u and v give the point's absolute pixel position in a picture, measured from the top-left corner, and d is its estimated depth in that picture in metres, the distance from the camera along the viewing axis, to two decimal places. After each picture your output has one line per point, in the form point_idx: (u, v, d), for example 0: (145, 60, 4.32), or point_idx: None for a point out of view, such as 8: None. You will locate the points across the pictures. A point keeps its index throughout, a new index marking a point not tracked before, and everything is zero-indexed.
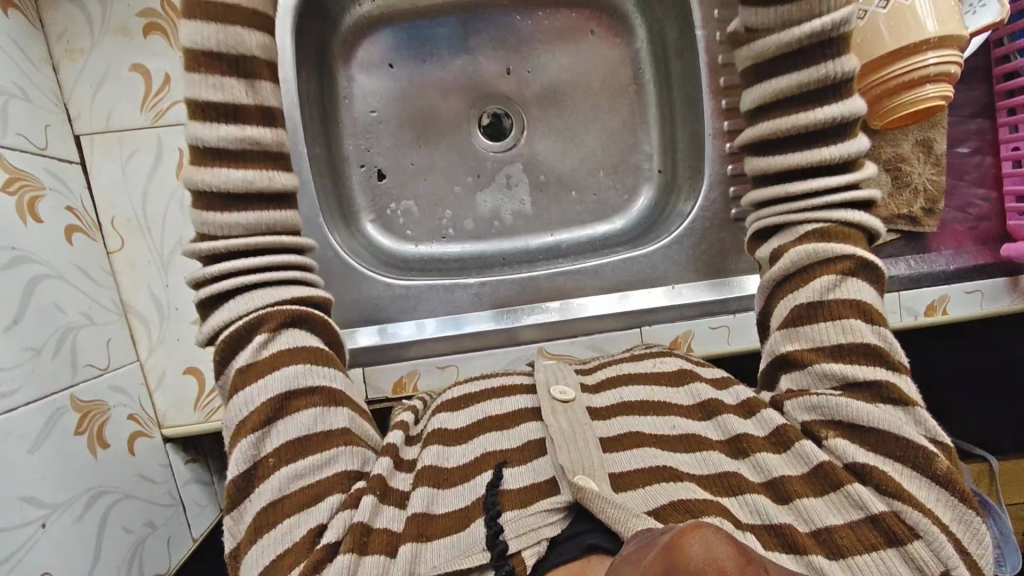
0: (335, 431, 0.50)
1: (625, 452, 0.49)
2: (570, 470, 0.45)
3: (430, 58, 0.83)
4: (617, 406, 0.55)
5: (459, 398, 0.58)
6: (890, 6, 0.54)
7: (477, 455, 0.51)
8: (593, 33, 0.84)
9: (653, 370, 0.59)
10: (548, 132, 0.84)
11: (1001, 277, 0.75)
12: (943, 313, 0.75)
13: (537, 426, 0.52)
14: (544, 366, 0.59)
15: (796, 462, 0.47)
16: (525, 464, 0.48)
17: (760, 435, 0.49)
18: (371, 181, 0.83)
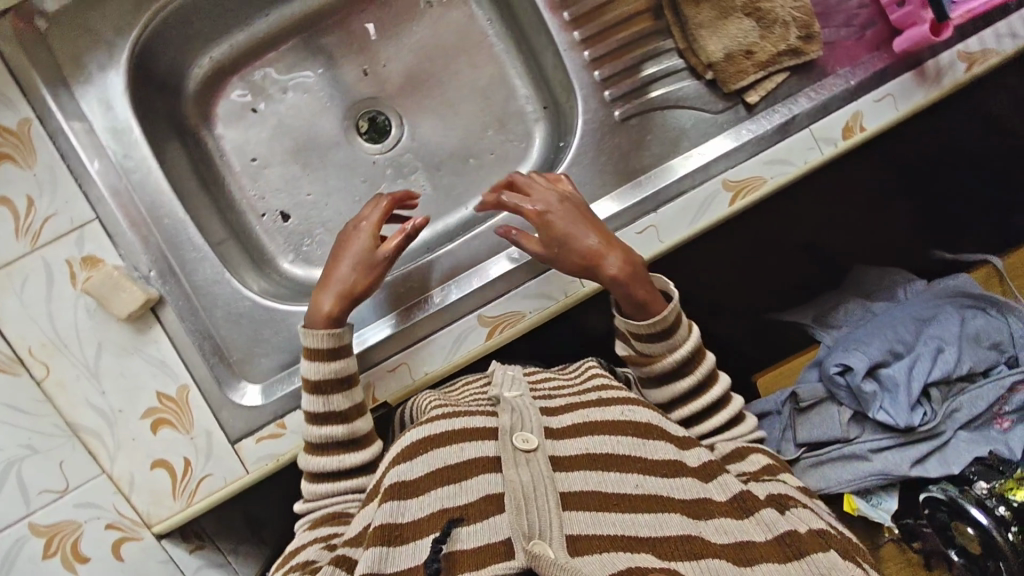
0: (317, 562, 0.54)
1: (587, 510, 0.52)
2: (526, 535, 0.47)
3: (288, 88, 0.82)
4: (578, 458, 0.57)
5: (415, 445, 0.58)
6: None
7: (432, 510, 0.52)
8: (431, 3, 0.83)
9: (619, 419, 0.62)
10: (426, 115, 0.84)
11: (906, 73, 0.72)
12: (862, 130, 0.71)
13: (496, 479, 0.55)
14: (507, 404, 0.60)
15: (755, 531, 0.53)
16: (479, 522, 0.50)
17: (720, 501, 0.56)
18: (277, 225, 0.82)
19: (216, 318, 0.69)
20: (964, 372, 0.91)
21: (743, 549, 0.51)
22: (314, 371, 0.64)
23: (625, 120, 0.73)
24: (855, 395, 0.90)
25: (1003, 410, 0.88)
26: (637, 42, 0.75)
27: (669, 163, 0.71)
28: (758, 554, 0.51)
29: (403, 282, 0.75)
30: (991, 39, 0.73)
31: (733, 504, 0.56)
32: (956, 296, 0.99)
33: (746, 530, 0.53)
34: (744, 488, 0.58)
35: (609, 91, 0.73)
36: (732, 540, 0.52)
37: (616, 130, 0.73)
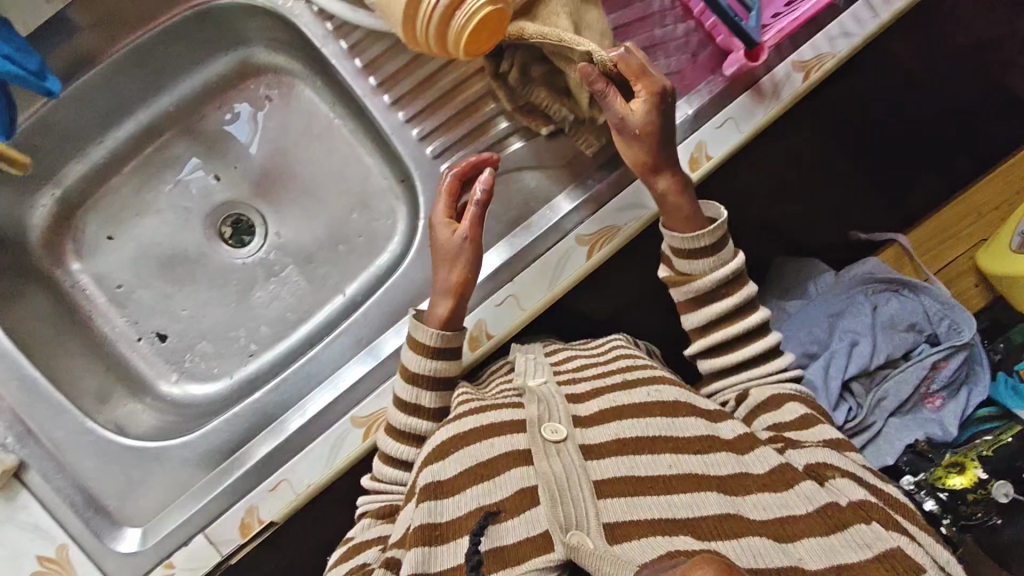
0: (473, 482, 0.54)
1: (622, 496, 0.49)
2: (563, 526, 0.46)
3: (142, 209, 0.81)
4: (613, 443, 0.55)
5: (445, 444, 0.58)
6: None
7: (470, 508, 0.51)
8: (269, 97, 0.81)
9: (646, 400, 0.59)
10: (287, 208, 0.83)
11: (743, 93, 0.71)
12: (708, 160, 0.71)
13: (524, 471, 0.52)
14: (535, 396, 0.59)
15: (794, 504, 0.50)
16: (517, 515, 0.49)
17: (757, 475, 0.53)
18: (156, 347, 0.80)
19: (86, 469, 0.68)
20: (882, 361, 0.94)
21: (787, 525, 0.48)
22: (430, 366, 0.63)
23: (466, 194, 0.72)
24: None
25: (932, 389, 0.94)
26: (472, 109, 0.72)
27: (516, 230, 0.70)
28: (804, 527, 0.48)
29: (282, 389, 0.73)
30: (824, 43, 0.70)
31: (774, 475, 0.53)
32: (869, 281, 0.98)
33: (788, 503, 0.50)
34: (816, 456, 0.55)
35: (444, 164, 0.72)
36: (772, 515, 0.49)
37: (460, 204, 0.71)
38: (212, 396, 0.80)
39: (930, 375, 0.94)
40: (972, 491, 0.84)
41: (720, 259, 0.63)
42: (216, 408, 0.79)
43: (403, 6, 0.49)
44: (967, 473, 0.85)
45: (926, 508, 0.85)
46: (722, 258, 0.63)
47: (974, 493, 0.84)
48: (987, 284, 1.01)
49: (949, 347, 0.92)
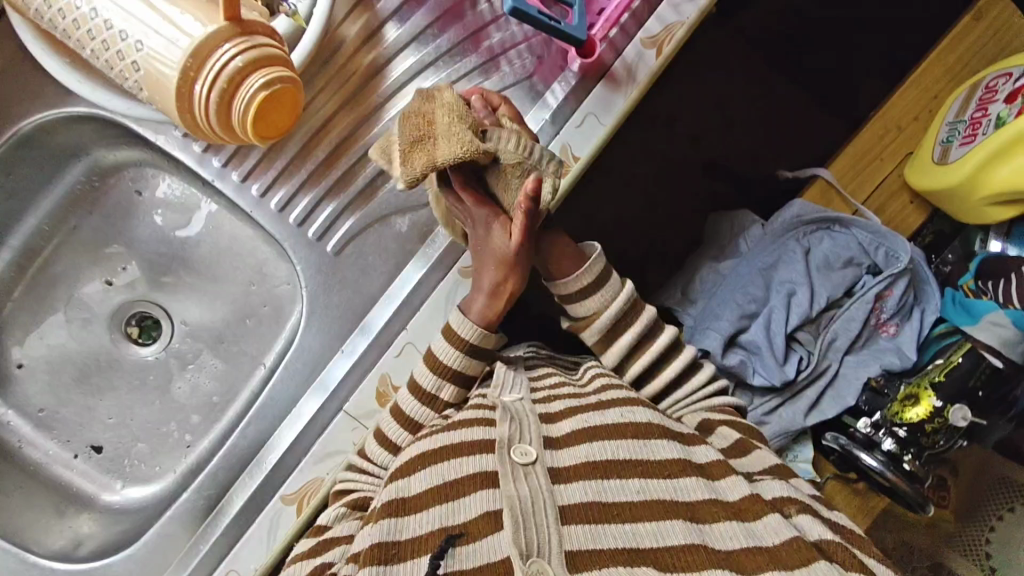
0: (429, 497, 0.51)
1: (586, 524, 0.47)
2: (523, 555, 0.45)
3: (44, 329, 0.80)
4: (582, 467, 0.52)
5: (412, 461, 0.55)
6: (142, 65, 0.47)
7: (431, 529, 0.49)
8: (139, 191, 0.80)
9: (618, 421, 0.55)
10: (187, 294, 0.82)
11: (597, 84, 0.67)
12: (576, 160, 0.67)
13: (493, 496, 0.49)
14: (507, 413, 0.56)
15: (762, 535, 0.48)
16: (479, 540, 0.47)
17: (728, 502, 0.51)
18: (92, 460, 0.81)
19: None
20: (824, 305, 0.91)
21: (755, 557, 0.47)
22: (456, 360, 0.61)
23: (340, 252, 0.72)
24: (745, 338, 0.90)
25: (883, 318, 0.91)
26: (332, 160, 0.71)
27: (399, 276, 0.70)
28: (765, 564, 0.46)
29: (212, 482, 0.73)
30: (669, 12, 0.66)
31: (742, 504, 0.51)
32: (798, 226, 0.93)
33: (755, 533, 0.49)
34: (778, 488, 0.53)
35: (310, 230, 0.71)
36: (740, 547, 0.48)
37: (335, 265, 0.72)
38: (157, 495, 0.80)
39: (877, 306, 0.91)
40: (930, 421, 0.82)
41: (611, 289, 0.63)
42: (162, 508, 0.78)
43: (176, 100, 0.47)
44: (923, 403, 0.83)
45: (885, 449, 0.84)
46: (611, 290, 0.63)
47: (931, 423, 0.82)
48: (922, 199, 0.97)
49: (890, 276, 0.89)
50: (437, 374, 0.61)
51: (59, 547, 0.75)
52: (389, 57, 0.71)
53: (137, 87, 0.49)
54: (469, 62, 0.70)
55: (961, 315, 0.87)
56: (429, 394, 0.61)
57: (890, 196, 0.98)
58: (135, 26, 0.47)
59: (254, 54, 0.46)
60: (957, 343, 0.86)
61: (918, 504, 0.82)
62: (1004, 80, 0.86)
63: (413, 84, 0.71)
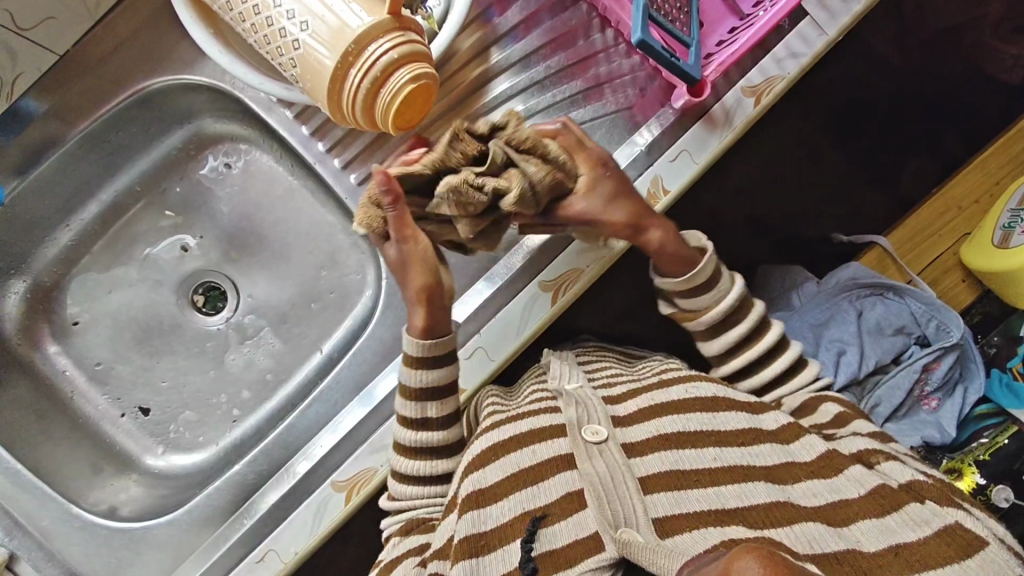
0: (509, 479, 0.53)
1: (667, 491, 0.48)
2: (612, 524, 0.44)
3: (115, 285, 0.82)
4: (656, 440, 0.53)
5: (486, 451, 0.57)
6: (301, 44, 0.50)
7: (514, 513, 0.50)
8: (229, 166, 0.82)
9: (686, 397, 0.58)
10: (257, 270, 0.83)
11: (695, 123, 0.70)
12: (665, 195, 0.69)
13: (571, 476, 0.51)
14: (572, 399, 0.57)
15: (846, 489, 0.49)
16: (567, 518, 0.47)
17: (805, 463, 0.53)
18: (139, 421, 0.81)
19: (74, 555, 0.69)
20: (873, 367, 0.91)
21: (841, 509, 0.47)
22: (418, 378, 0.61)
23: None
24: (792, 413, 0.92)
25: (927, 391, 0.91)
26: None
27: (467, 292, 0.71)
28: (857, 510, 0.47)
29: (263, 457, 0.73)
30: (773, 65, 0.69)
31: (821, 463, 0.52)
32: (852, 287, 0.95)
33: (839, 488, 0.50)
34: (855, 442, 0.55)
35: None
36: (824, 501, 0.48)
37: None
38: (199, 465, 0.80)
39: (924, 377, 0.91)
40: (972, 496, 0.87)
41: (720, 291, 0.64)
42: (203, 478, 0.78)
43: (329, 83, 0.50)
44: (966, 478, 0.87)
45: None
46: (721, 290, 0.63)
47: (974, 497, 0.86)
48: (974, 279, 0.99)
49: (939, 349, 0.90)
50: (415, 399, 0.61)
51: (96, 504, 0.75)
52: (496, 73, 0.74)
53: (290, 65, 0.52)
54: (573, 87, 0.73)
55: (1008, 397, 0.90)
56: (417, 420, 0.61)
57: (943, 273, 1.00)
58: (300, 8, 0.49)
59: (407, 49, 0.48)
60: (1003, 424, 0.89)
61: None
62: None
63: (515, 101, 0.74)
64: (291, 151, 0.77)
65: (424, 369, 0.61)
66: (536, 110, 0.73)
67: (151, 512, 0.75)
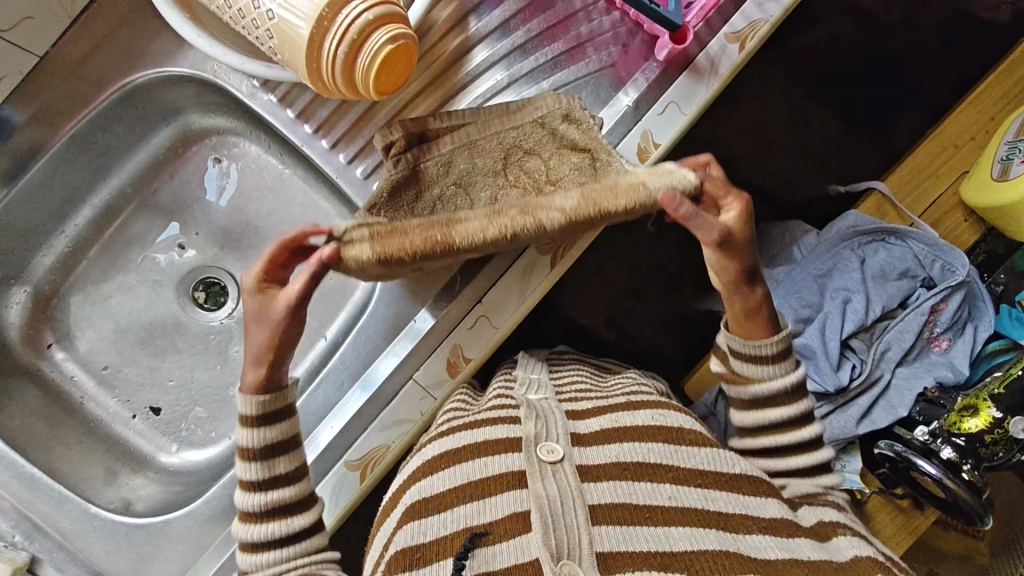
0: (470, 483, 0.54)
1: (616, 524, 0.50)
2: (555, 555, 0.47)
3: (115, 288, 0.82)
4: (611, 467, 0.55)
5: (444, 455, 0.58)
6: (276, 15, 0.49)
7: (458, 525, 0.51)
8: (219, 159, 0.82)
9: (654, 424, 0.60)
10: (255, 263, 0.83)
11: (681, 75, 0.70)
12: (656, 148, 0.69)
13: (519, 496, 0.52)
14: (533, 410, 0.60)
15: (794, 548, 0.52)
16: (505, 541, 0.49)
17: (758, 517, 0.55)
18: (151, 422, 0.81)
19: (97, 554, 0.69)
20: (879, 314, 0.91)
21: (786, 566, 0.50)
22: (256, 406, 0.59)
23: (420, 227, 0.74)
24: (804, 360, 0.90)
25: (935, 332, 0.91)
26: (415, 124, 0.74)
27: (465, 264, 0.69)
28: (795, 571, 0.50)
29: None
30: (754, 10, 0.69)
31: (773, 521, 0.55)
32: (852, 235, 0.94)
33: (788, 546, 0.52)
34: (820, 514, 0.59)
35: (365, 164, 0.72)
36: (773, 558, 0.51)
37: None
38: (213, 460, 0.80)
39: (932, 319, 0.91)
40: (990, 432, 0.82)
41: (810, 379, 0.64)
42: (218, 471, 0.79)
43: (307, 47, 0.49)
44: (981, 414, 0.82)
45: (943, 457, 0.82)
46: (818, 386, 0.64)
47: (991, 434, 0.81)
48: (976, 217, 0.98)
49: (946, 289, 0.89)
50: (255, 429, 0.59)
51: (114, 501, 0.75)
52: (475, 42, 0.73)
53: (268, 37, 0.52)
54: (554, 49, 0.73)
55: (1018, 328, 0.88)
56: (263, 449, 0.60)
57: (943, 212, 0.99)
58: None
59: (383, 9, 0.49)
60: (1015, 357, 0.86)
61: (979, 515, 0.80)
62: None
63: (499, 68, 0.74)
64: (277, 138, 0.77)
65: (261, 429, 0.60)
66: (519, 77, 0.73)
67: (168, 508, 0.75)
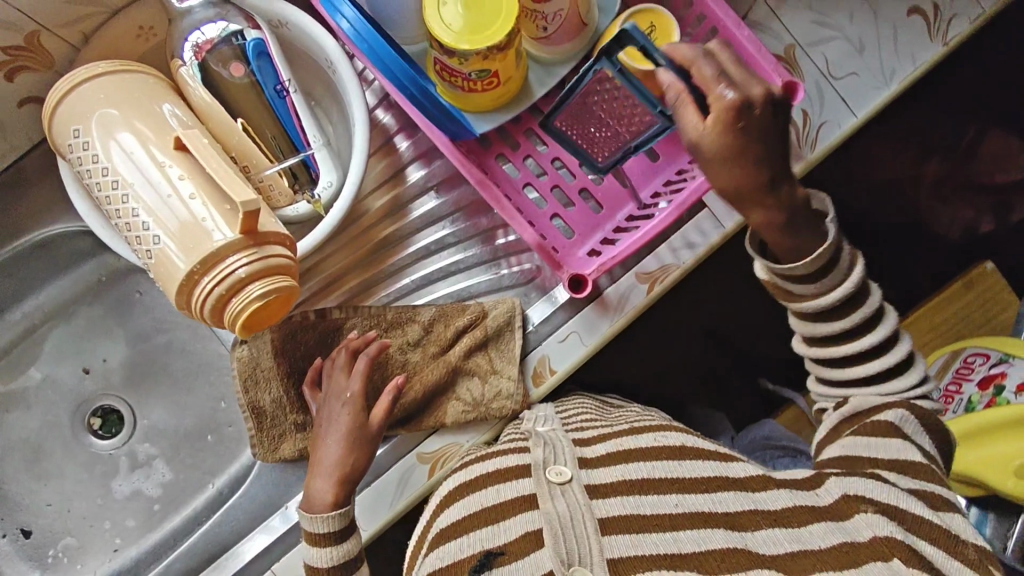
0: (478, 508, 0.49)
1: (626, 533, 0.44)
2: (564, 562, 0.42)
3: (11, 402, 0.81)
4: (620, 484, 0.48)
5: (455, 489, 0.52)
6: (154, 252, 0.52)
7: (472, 546, 0.46)
8: (141, 291, 0.83)
9: (657, 444, 0.52)
10: (157, 396, 0.83)
11: (586, 307, 0.69)
12: (551, 374, 0.69)
13: (530, 514, 0.46)
14: (540, 439, 0.53)
15: (809, 538, 0.45)
16: (521, 559, 0.43)
17: (772, 510, 0.47)
18: (18, 543, 0.80)
19: None
20: None
21: (799, 561, 0.44)
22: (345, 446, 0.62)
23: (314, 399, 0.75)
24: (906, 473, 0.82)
25: None
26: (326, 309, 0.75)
27: None
28: (816, 564, 0.43)
29: None
30: (668, 254, 0.70)
31: (785, 513, 0.47)
32: None
33: (801, 537, 0.45)
34: (847, 481, 0.48)
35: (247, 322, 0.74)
36: (785, 552, 0.44)
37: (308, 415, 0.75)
38: None
39: None
40: None
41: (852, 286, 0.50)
42: None
43: (179, 286, 0.51)
44: None
45: None
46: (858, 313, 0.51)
47: None
48: None
49: None
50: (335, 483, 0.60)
51: None
52: (401, 233, 0.74)
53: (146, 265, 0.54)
54: (472, 256, 0.74)
55: None
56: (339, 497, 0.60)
57: None
58: (160, 219, 0.51)
59: (264, 264, 0.51)
60: None
61: None
62: (982, 359, 0.82)
63: (417, 264, 0.74)
64: None
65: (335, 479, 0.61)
66: (432, 278, 0.74)
67: None
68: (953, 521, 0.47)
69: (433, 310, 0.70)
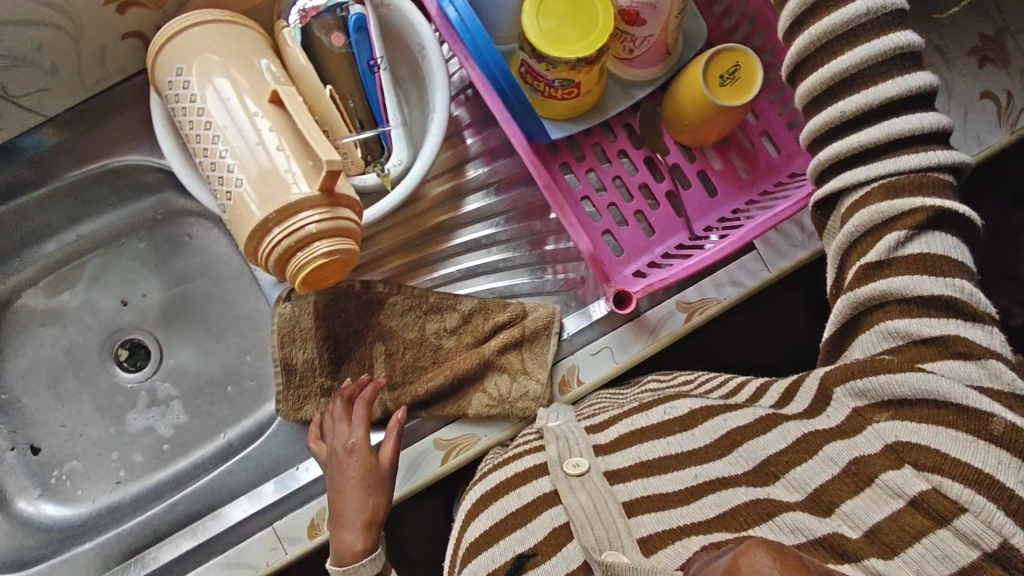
0: (506, 515, 0.50)
1: (651, 511, 0.44)
2: (595, 548, 0.42)
3: (46, 320, 0.83)
4: (635, 467, 0.48)
5: (480, 501, 0.54)
6: (233, 196, 0.53)
7: (508, 556, 0.46)
8: (191, 236, 0.85)
9: (665, 417, 0.51)
10: (185, 339, 0.84)
11: (623, 324, 0.71)
12: (577, 384, 0.70)
13: (558, 510, 0.47)
14: (554, 433, 0.53)
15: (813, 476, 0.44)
16: (552, 558, 0.45)
17: (777, 454, 0.45)
18: (26, 460, 0.81)
19: None
20: None
21: (821, 502, 0.43)
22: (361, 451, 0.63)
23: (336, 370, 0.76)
24: None
25: None
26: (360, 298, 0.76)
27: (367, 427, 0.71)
28: (836, 499, 0.42)
29: None
30: (710, 288, 0.71)
31: (795, 446, 0.45)
32: None
33: (813, 478, 0.44)
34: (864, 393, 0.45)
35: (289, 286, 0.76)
36: (802, 496, 0.43)
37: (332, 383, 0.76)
38: (69, 519, 0.80)
39: None
40: None
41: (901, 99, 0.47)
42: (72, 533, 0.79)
43: (251, 232, 0.52)
44: None
45: None
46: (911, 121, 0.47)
47: None
48: None
49: None
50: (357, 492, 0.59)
51: None
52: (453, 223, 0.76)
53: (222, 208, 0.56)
54: (518, 256, 0.75)
55: None
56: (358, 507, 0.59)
57: None
58: (244, 164, 0.53)
59: (334, 223, 0.52)
60: None
61: None
62: None
63: (465, 255, 0.76)
64: None
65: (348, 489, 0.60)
66: (477, 271, 0.75)
67: None
68: (996, 360, 0.43)
69: (474, 302, 0.71)
